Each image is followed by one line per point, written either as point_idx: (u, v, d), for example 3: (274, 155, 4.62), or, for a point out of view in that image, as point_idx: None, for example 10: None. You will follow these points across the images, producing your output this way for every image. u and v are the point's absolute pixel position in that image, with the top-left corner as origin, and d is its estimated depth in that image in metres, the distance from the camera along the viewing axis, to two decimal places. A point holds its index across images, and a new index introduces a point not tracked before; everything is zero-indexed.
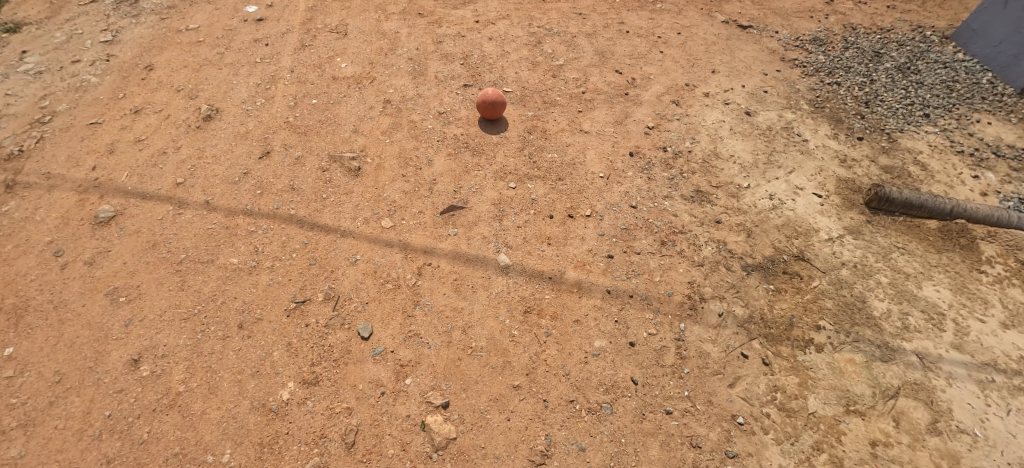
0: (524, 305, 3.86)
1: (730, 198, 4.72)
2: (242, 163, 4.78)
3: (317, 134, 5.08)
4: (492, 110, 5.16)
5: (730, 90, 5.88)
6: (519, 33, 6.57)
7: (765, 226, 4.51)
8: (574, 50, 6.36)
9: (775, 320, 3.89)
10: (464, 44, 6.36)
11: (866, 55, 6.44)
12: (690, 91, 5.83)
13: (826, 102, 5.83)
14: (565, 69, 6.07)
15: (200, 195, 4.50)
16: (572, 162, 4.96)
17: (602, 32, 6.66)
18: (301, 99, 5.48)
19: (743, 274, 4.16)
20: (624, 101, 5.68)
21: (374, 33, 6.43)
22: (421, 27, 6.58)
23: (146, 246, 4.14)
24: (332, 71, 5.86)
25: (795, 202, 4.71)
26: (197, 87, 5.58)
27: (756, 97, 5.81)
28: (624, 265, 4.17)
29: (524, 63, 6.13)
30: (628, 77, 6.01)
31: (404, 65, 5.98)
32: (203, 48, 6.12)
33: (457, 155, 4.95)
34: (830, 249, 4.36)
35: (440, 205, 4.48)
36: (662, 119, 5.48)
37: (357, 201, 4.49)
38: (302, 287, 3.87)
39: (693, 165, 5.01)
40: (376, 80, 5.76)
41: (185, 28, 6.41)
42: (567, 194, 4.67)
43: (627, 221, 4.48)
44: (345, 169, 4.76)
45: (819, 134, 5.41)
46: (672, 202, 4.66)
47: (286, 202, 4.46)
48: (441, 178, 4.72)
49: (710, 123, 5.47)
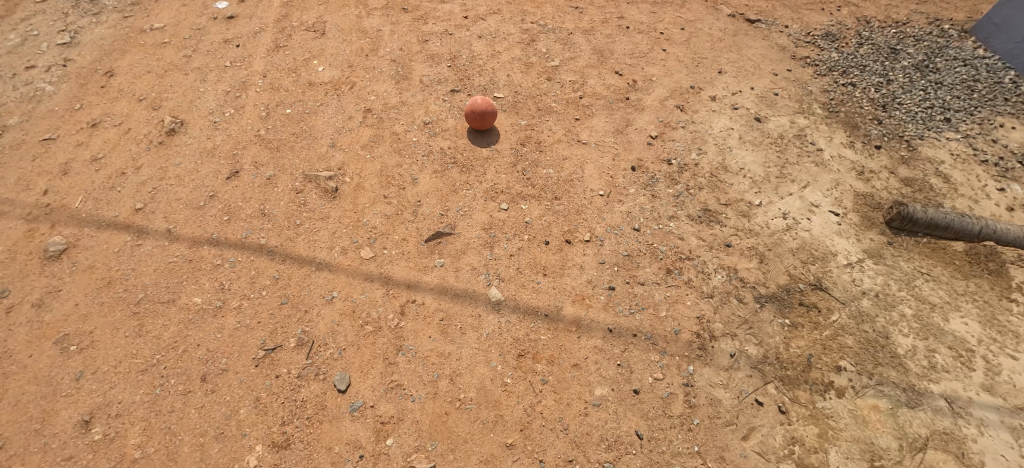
0: (518, 348, 3.52)
1: (741, 218, 4.36)
2: (208, 185, 4.38)
3: (290, 150, 4.67)
4: (482, 121, 4.76)
5: (739, 93, 5.47)
6: (511, 31, 6.11)
7: (778, 250, 4.16)
8: (571, 48, 5.91)
9: (791, 360, 3.57)
10: (452, 43, 5.90)
11: (882, 52, 6.02)
12: (696, 95, 5.42)
13: (842, 105, 5.42)
14: (561, 70, 5.63)
15: (161, 223, 4.11)
16: (569, 178, 4.57)
17: (601, 28, 6.20)
18: (274, 108, 5.06)
19: (757, 307, 3.82)
20: (624, 107, 5.27)
21: (354, 31, 5.96)
22: (405, 24, 6.11)
23: (102, 285, 3.76)
24: (308, 76, 5.41)
25: (811, 222, 4.35)
26: (161, 96, 5.15)
27: (766, 100, 5.41)
28: (627, 299, 3.82)
29: (517, 65, 5.69)
30: (629, 78, 5.57)
31: (387, 68, 5.54)
32: (169, 50, 5.65)
33: (444, 172, 4.55)
34: (850, 275, 4.02)
35: (425, 231, 4.10)
36: (666, 128, 5.08)
37: (334, 228, 4.10)
38: (272, 332, 3.52)
39: (700, 180, 4.63)
40: (357, 86, 5.32)
41: (150, 27, 5.92)
42: (564, 216, 4.29)
43: (629, 246, 4.12)
44: (321, 190, 4.36)
45: (834, 142, 5.03)
46: (678, 224, 4.30)
47: (256, 229, 4.07)
48: (427, 199, 4.33)
49: (717, 131, 5.07)
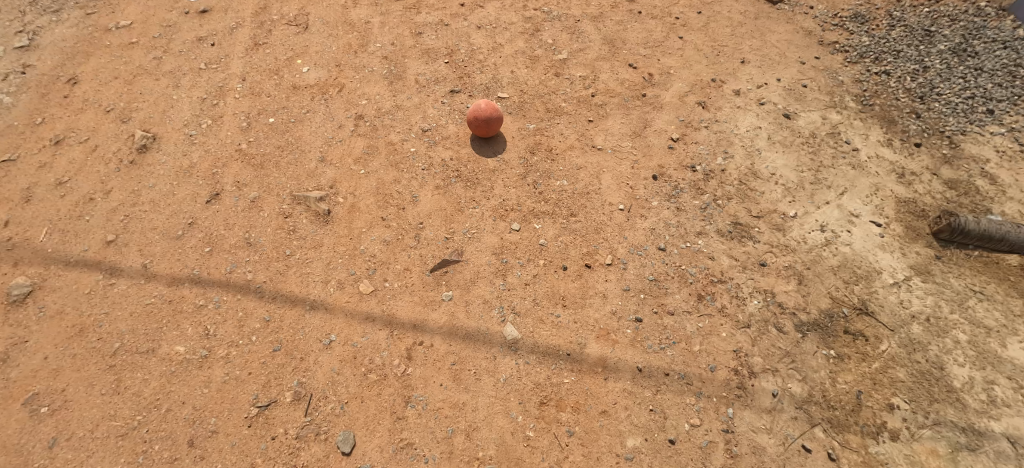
0: (539, 394, 3.19)
1: (775, 232, 3.98)
2: (187, 210, 3.98)
3: (276, 167, 4.24)
4: (487, 128, 4.33)
5: (764, 86, 5.06)
6: (512, 20, 5.66)
7: (819, 269, 3.80)
8: (579, 38, 5.47)
9: (839, 398, 3.26)
10: (448, 36, 5.49)
11: (916, 34, 5.52)
12: (718, 89, 5.00)
13: (876, 97, 5.01)
14: (569, 65, 5.19)
15: (135, 257, 3.73)
16: (585, 191, 4.16)
17: (610, 14, 5.75)
18: (255, 117, 4.63)
19: (798, 337, 3.48)
20: (641, 105, 4.83)
21: (341, 24, 5.57)
22: (395, 14, 5.70)
23: (72, 334, 3.39)
24: (292, 78, 5.00)
25: (851, 234, 3.99)
26: (130, 105, 4.75)
27: (794, 94, 5.00)
28: (656, 332, 3.46)
29: (521, 59, 5.25)
30: (643, 72, 5.14)
31: (379, 67, 5.11)
32: (137, 52, 5.25)
33: (447, 187, 4.13)
34: (897, 296, 3.68)
35: (430, 259, 3.71)
36: (687, 128, 4.66)
37: (329, 258, 3.71)
38: (265, 384, 3.17)
39: (729, 189, 4.23)
40: (346, 88, 4.88)
41: (116, 26, 5.47)
42: (582, 235, 3.90)
43: (655, 270, 3.75)
44: (312, 213, 3.94)
45: (871, 140, 4.63)
46: (707, 241, 3.92)
47: (241, 262, 3.69)
48: (430, 221, 3.92)
49: (744, 131, 4.65)
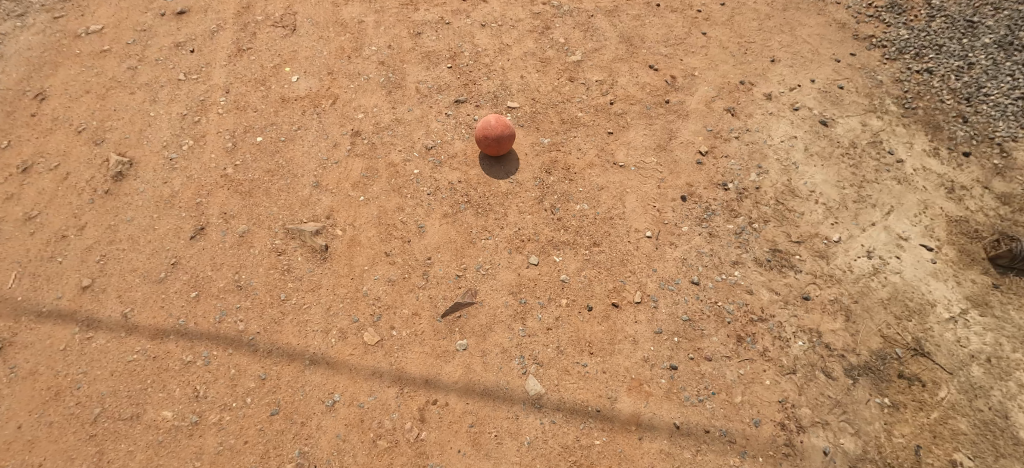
0: (568, 459, 2.87)
1: (818, 260, 3.63)
2: (169, 247, 3.62)
3: (265, 194, 3.86)
4: (498, 146, 3.92)
5: (798, 88, 4.67)
6: (519, 16, 5.22)
7: (867, 302, 3.47)
8: (594, 36, 5.05)
9: (896, 455, 2.95)
10: (449, 36, 5.05)
11: (958, 26, 5.03)
12: (747, 93, 4.61)
13: (918, 99, 4.63)
14: (583, 68, 4.77)
15: (114, 305, 3.39)
16: (608, 216, 3.78)
17: (626, 7, 5.33)
18: (241, 136, 4.22)
19: (848, 384, 3.17)
20: (663, 113, 4.43)
21: (332, 25, 5.14)
22: (391, 12, 5.28)
23: (47, 398, 3.05)
24: (280, 89, 4.57)
25: (900, 261, 3.64)
26: (104, 123, 4.39)
27: (830, 97, 4.62)
28: (693, 381, 3.14)
29: (531, 62, 4.81)
30: (665, 74, 4.73)
31: (375, 74, 4.67)
32: (110, 61, 4.91)
33: (456, 215, 3.74)
34: (954, 333, 3.35)
35: (441, 302, 3.36)
36: (716, 139, 4.26)
37: (328, 303, 3.35)
38: (263, 455, 2.85)
39: (765, 209, 3.87)
40: (339, 99, 4.47)
41: (85, 31, 5.13)
42: (607, 268, 3.54)
43: (689, 308, 3.41)
44: (307, 249, 3.57)
45: (915, 150, 4.27)
46: (744, 272, 3.57)
47: (231, 309, 3.34)
48: (439, 255, 3.55)
49: (778, 141, 4.27)
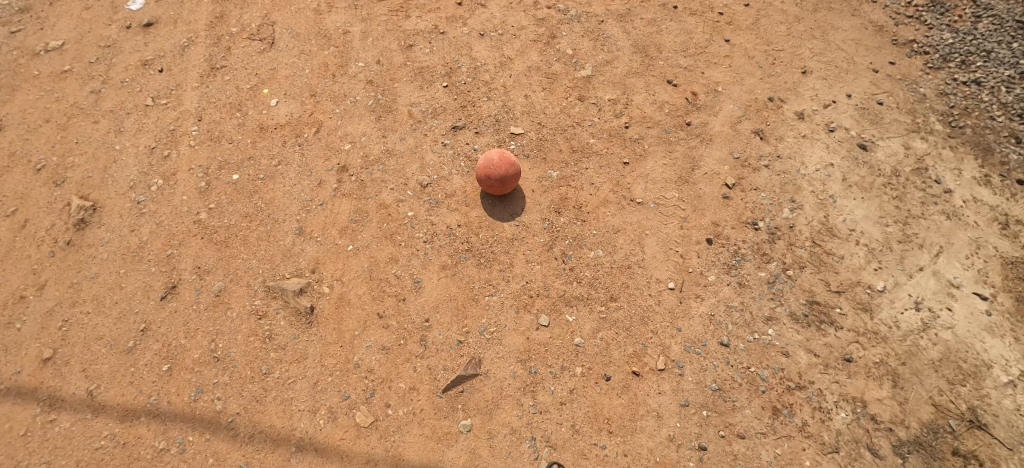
0: None
1: (860, 313, 3.27)
2: (138, 309, 3.26)
3: (243, 243, 3.48)
4: (502, 187, 3.47)
5: (833, 105, 4.28)
6: (521, 24, 4.78)
7: (916, 364, 3.11)
8: (604, 46, 4.60)
9: None
10: (445, 48, 4.61)
11: (1008, 27, 4.53)
12: (776, 111, 4.21)
13: (966, 116, 4.21)
14: (594, 84, 4.33)
15: (78, 381, 3.04)
16: (625, 264, 3.40)
17: (639, 11, 4.90)
18: (215, 174, 3.84)
19: (899, 464, 2.83)
20: (684, 138, 4.02)
21: (315, 37, 4.73)
22: (380, 20, 4.87)
23: None
24: (259, 115, 4.19)
25: (952, 313, 3.27)
26: (64, 158, 4.06)
27: (869, 115, 4.24)
28: (725, 464, 2.81)
29: (536, 78, 4.36)
30: (686, 90, 4.31)
31: (363, 95, 4.27)
32: (70, 82, 4.60)
33: (456, 267, 3.35)
34: (1014, 400, 3.00)
35: (441, 374, 3.00)
36: (743, 168, 3.87)
37: (315, 376, 3.00)
38: None
39: (801, 253, 3.48)
40: (324, 127, 4.07)
41: (44, 48, 4.84)
42: (626, 329, 3.17)
43: (718, 375, 3.06)
44: (291, 311, 3.20)
45: (963, 179, 3.86)
46: (779, 329, 3.20)
47: (208, 384, 3.00)
48: (438, 316, 3.18)
49: (813, 170, 3.87)
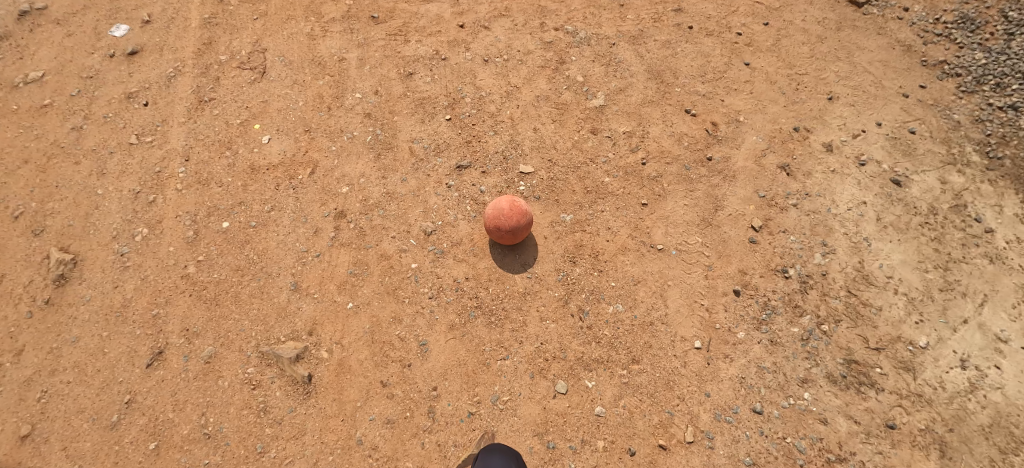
0: None
1: (902, 372, 3.02)
2: (122, 378, 3.03)
3: (234, 301, 3.25)
4: (513, 237, 3.22)
5: (863, 135, 4.04)
6: (527, 47, 4.51)
7: (965, 430, 2.86)
8: (616, 72, 4.34)
9: None
10: (448, 76, 4.34)
11: None
12: (802, 143, 3.96)
13: (1005, 146, 3.96)
14: (607, 115, 4.06)
15: (58, 462, 2.81)
16: (647, 321, 3.15)
17: (652, 32, 4.64)
18: (203, 222, 3.61)
19: None
20: (706, 175, 3.77)
21: (309, 65, 4.48)
22: (378, 45, 4.61)
23: None
24: (249, 154, 3.94)
25: (1000, 371, 3.02)
26: (43, 204, 3.85)
27: (901, 146, 4.00)
28: None
29: (545, 108, 4.10)
30: (705, 121, 4.06)
31: (361, 131, 4.00)
32: (50, 117, 4.39)
33: (465, 326, 3.11)
34: None
35: (452, 451, 2.76)
36: (770, 208, 3.62)
37: (315, 454, 2.76)
38: None
39: (836, 304, 3.23)
40: (319, 167, 3.82)
41: (23, 80, 4.65)
42: (650, 395, 2.93)
43: (752, 446, 2.82)
44: (287, 379, 2.97)
45: (1005, 216, 3.61)
46: (816, 393, 2.96)
47: (198, 465, 2.76)
48: (446, 384, 2.94)
49: (844, 209, 3.64)
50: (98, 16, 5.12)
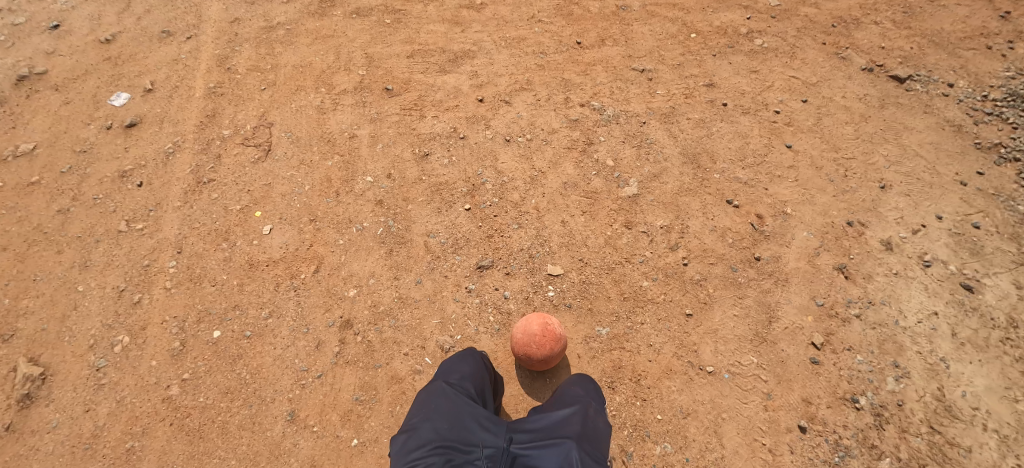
0: None
1: None
2: None
3: (219, 434, 2.86)
4: (544, 365, 2.82)
5: (924, 230, 3.65)
6: (552, 126, 4.19)
7: None
8: (649, 154, 4.00)
9: None
10: (466, 157, 4.00)
11: None
12: (859, 239, 3.58)
13: None
14: (642, 205, 3.70)
15: None
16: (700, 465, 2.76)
17: (685, 108, 4.33)
18: (193, 330, 3.21)
19: None
20: (755, 278, 3.38)
21: (317, 142, 4.14)
22: (391, 119, 4.29)
23: None
24: (249, 248, 3.55)
25: None
26: (19, 302, 3.44)
27: (967, 243, 3.61)
28: None
29: (573, 197, 3.74)
30: (750, 212, 3.69)
31: (371, 221, 3.63)
32: (36, 196, 3.99)
33: None
34: None
35: None
36: (830, 320, 3.23)
37: None
38: None
39: (918, 444, 2.82)
40: (324, 263, 3.44)
41: (13, 152, 4.29)
42: None
43: None
44: None
45: None
46: None
47: None
48: None
49: (914, 322, 3.24)
50: (98, 81, 4.82)
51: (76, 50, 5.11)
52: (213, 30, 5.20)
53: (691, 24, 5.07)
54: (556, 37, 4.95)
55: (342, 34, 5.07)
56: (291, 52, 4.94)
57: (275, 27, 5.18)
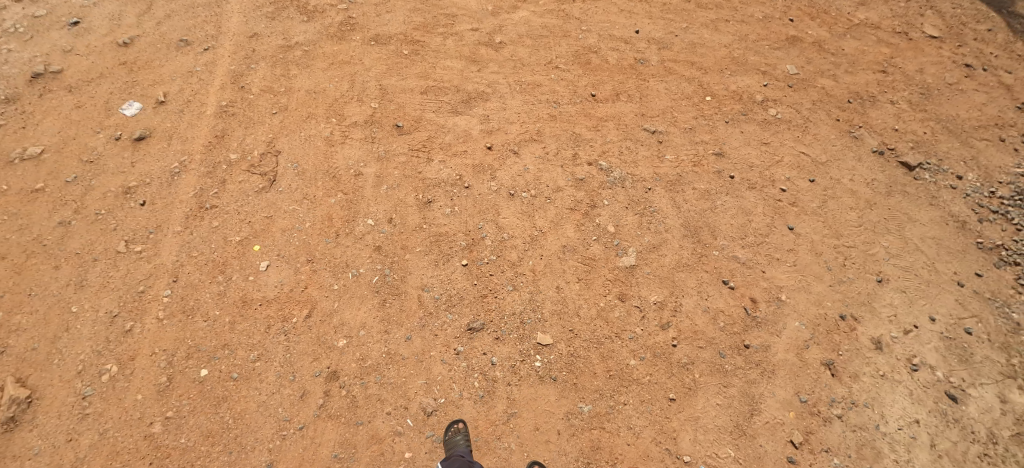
0: None
1: None
2: None
3: None
4: None
5: (915, 331, 3.64)
6: (557, 183, 4.20)
7: None
8: (650, 223, 4.02)
9: None
10: (469, 208, 4.02)
11: None
12: (849, 335, 3.59)
13: None
14: (637, 278, 3.72)
15: None
16: None
17: (691, 177, 4.34)
18: (182, 367, 3.25)
19: None
20: (742, 367, 3.41)
21: (322, 176, 4.17)
22: (398, 159, 4.31)
23: None
24: (244, 284, 3.59)
25: None
26: (10, 318, 3.45)
27: (958, 348, 3.60)
28: None
29: (570, 262, 3.77)
30: (744, 296, 3.71)
31: (367, 268, 3.67)
32: (39, 204, 4.01)
33: None
34: None
35: None
36: (811, 419, 3.25)
37: None
38: None
39: None
40: (317, 309, 3.48)
41: (20, 154, 4.30)
42: None
43: None
44: None
45: None
46: None
47: None
48: None
49: (895, 429, 3.25)
50: (113, 87, 4.83)
51: (94, 51, 5.11)
52: (231, 44, 5.22)
53: (707, 85, 5.08)
54: (571, 86, 4.96)
55: (358, 61, 5.09)
56: (306, 75, 4.95)
57: (294, 47, 5.19)
